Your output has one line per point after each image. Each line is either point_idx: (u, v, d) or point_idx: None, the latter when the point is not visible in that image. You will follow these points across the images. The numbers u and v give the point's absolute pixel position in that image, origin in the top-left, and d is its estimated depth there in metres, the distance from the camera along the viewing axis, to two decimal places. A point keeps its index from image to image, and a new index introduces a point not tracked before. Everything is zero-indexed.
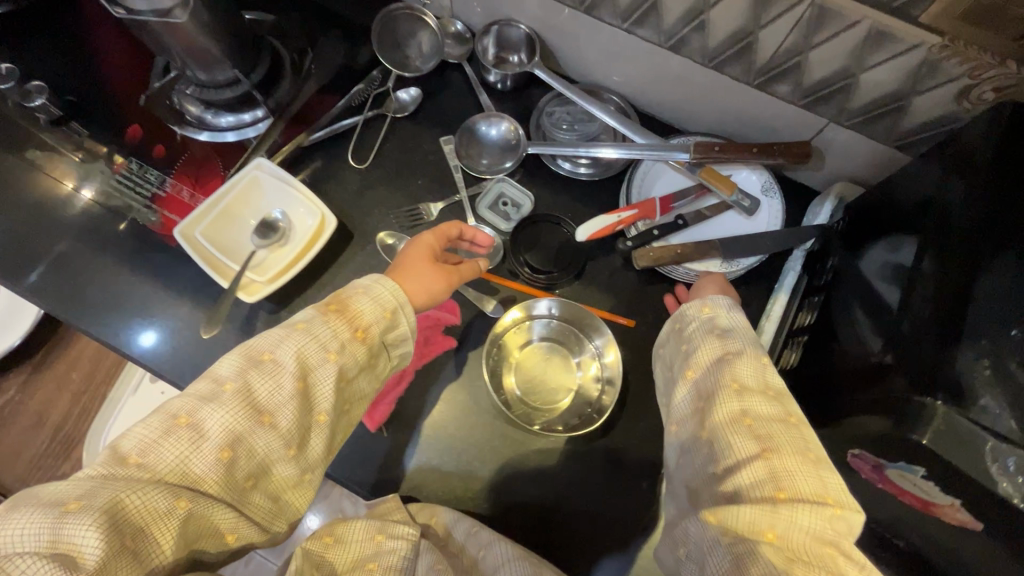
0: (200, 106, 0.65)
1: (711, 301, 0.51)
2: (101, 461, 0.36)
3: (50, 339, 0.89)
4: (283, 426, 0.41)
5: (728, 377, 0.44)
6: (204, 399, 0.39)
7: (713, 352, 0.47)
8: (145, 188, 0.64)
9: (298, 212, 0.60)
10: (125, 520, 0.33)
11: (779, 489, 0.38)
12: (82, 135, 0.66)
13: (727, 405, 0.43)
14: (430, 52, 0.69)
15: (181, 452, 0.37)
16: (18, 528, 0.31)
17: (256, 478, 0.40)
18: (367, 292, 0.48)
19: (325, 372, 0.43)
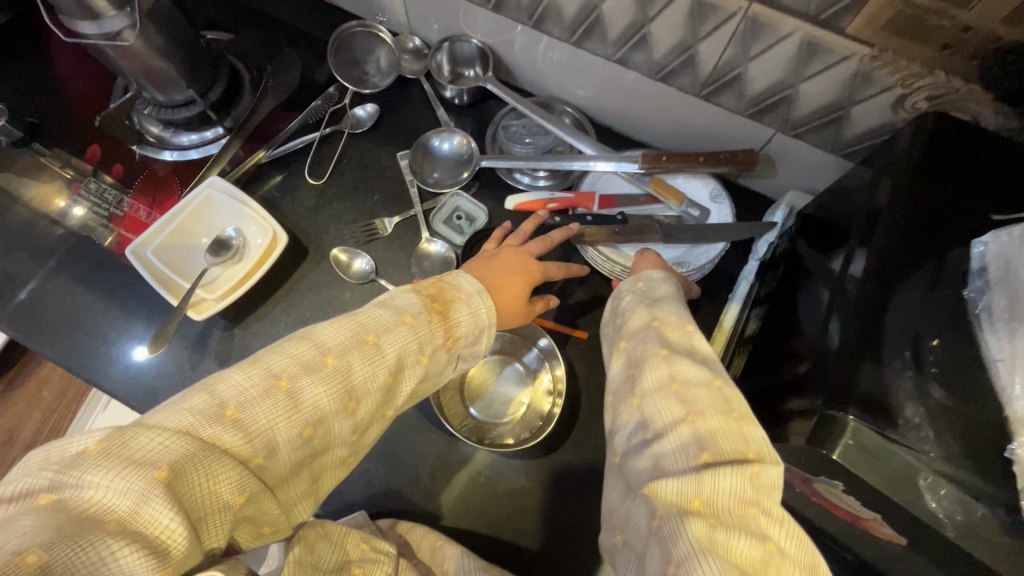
0: (161, 126, 0.66)
1: (644, 275, 0.49)
2: (196, 410, 0.32)
3: (21, 358, 0.89)
4: (360, 415, 0.38)
5: (659, 345, 0.42)
6: (306, 367, 0.35)
7: (643, 317, 0.45)
8: (104, 207, 0.65)
9: (253, 225, 0.61)
10: (193, 501, 0.29)
11: (701, 451, 0.36)
12: (44, 155, 0.67)
13: (657, 371, 0.40)
14: (388, 68, 0.70)
15: (271, 418, 0.33)
16: (104, 480, 0.27)
17: (314, 458, 0.37)
18: (468, 300, 0.44)
19: (414, 372, 0.40)
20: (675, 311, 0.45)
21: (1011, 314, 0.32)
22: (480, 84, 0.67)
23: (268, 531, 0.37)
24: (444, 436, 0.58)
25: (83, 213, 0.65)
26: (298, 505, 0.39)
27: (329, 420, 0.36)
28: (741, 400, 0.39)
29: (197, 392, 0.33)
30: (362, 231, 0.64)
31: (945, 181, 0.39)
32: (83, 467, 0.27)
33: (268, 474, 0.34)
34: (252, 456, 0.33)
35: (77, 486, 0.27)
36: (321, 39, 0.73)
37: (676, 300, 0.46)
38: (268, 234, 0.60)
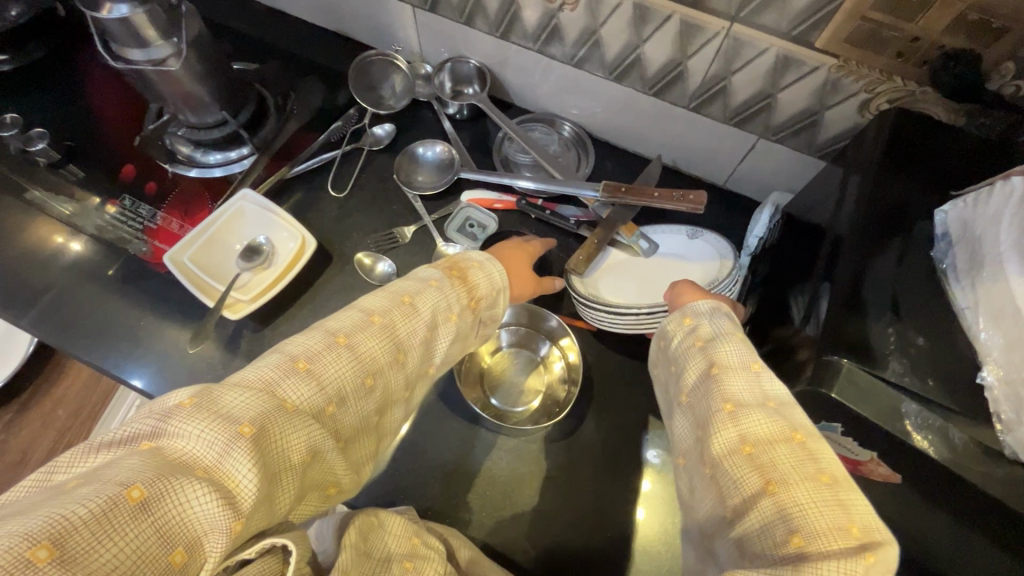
0: (189, 146, 0.70)
1: (691, 310, 0.46)
2: (274, 363, 0.37)
3: (36, 378, 0.90)
4: (411, 365, 0.43)
5: (718, 400, 0.39)
6: (358, 326, 0.41)
7: (698, 367, 0.42)
8: (137, 222, 0.68)
9: (279, 230, 0.65)
10: (269, 455, 0.33)
11: (792, 531, 0.32)
12: (76, 175, 0.71)
13: (724, 435, 0.37)
14: (402, 92, 0.76)
15: (340, 367, 0.38)
16: (196, 430, 0.31)
17: (380, 414, 0.43)
18: (482, 267, 0.52)
19: (446, 330, 0.46)
20: (736, 350, 0.41)
21: (969, 269, 0.38)
22: (475, 101, 0.74)
23: (333, 492, 0.42)
24: (468, 426, 0.61)
25: (82, 246, 0.67)
26: (361, 468, 0.44)
27: (385, 375, 0.41)
28: (830, 458, 0.34)
29: (273, 351, 0.38)
30: (383, 239, 0.69)
31: (908, 166, 0.45)
32: (178, 418, 0.31)
33: (337, 425, 0.39)
34: (324, 406, 0.37)
35: (174, 431, 0.31)
36: (339, 67, 0.79)
37: (733, 338, 0.42)
38: (296, 239, 0.64)
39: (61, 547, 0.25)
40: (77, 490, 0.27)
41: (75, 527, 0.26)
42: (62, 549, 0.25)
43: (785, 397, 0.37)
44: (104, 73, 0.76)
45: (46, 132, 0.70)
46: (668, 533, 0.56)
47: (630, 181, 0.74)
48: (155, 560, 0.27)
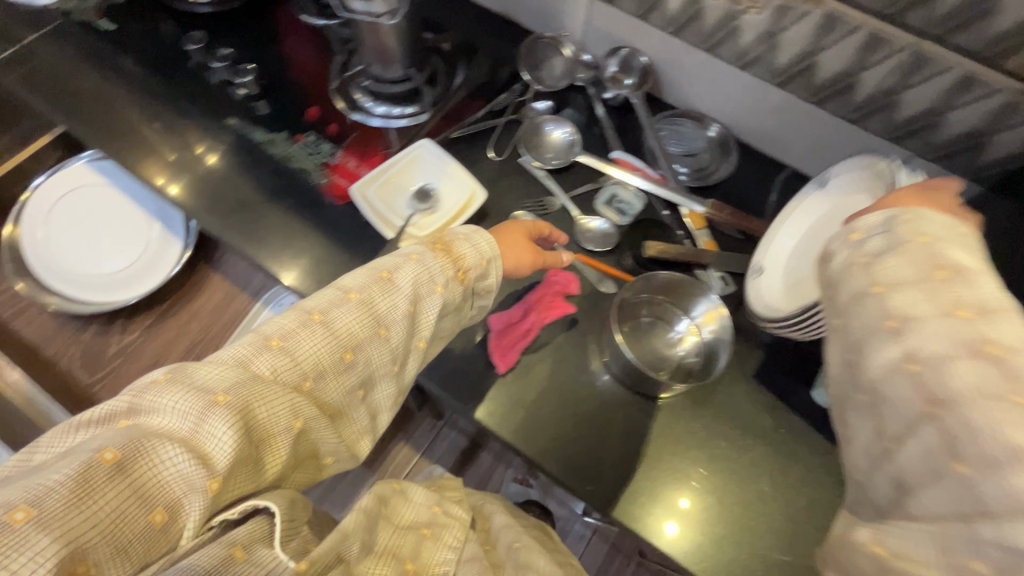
0: (369, 98, 0.78)
1: (861, 228, 0.43)
2: (249, 343, 0.43)
3: (179, 291, 0.98)
4: (394, 339, 0.49)
5: (878, 313, 0.38)
6: (334, 303, 0.47)
7: (852, 288, 0.40)
8: (320, 156, 0.75)
9: (445, 179, 0.71)
10: (253, 423, 0.39)
11: (955, 458, 0.33)
12: (266, 108, 0.79)
13: (887, 351, 0.37)
14: (561, 74, 0.82)
15: (314, 341, 0.44)
16: (170, 402, 0.37)
17: (365, 386, 0.49)
18: (467, 239, 0.56)
19: (432, 302, 0.52)
20: (910, 260, 0.38)
21: None
22: (628, 94, 0.79)
23: (325, 462, 0.48)
24: (605, 384, 0.64)
25: (215, 187, 0.74)
26: (352, 446, 0.50)
27: (362, 352, 0.47)
28: None
29: (250, 333, 0.44)
30: (535, 203, 0.74)
31: None
32: (154, 395, 0.37)
33: (318, 398, 0.45)
34: (302, 380, 0.43)
35: (149, 407, 0.37)
36: (505, 44, 0.85)
37: (902, 249, 0.39)
38: (465, 190, 0.71)
39: (39, 507, 0.30)
40: (54, 468, 0.32)
41: (55, 490, 0.31)
42: (40, 510, 0.30)
43: (987, 303, 0.35)
44: (295, 24, 0.84)
45: (253, 70, 0.80)
46: (711, 546, 0.58)
47: (769, 184, 0.78)
48: (138, 518, 0.33)
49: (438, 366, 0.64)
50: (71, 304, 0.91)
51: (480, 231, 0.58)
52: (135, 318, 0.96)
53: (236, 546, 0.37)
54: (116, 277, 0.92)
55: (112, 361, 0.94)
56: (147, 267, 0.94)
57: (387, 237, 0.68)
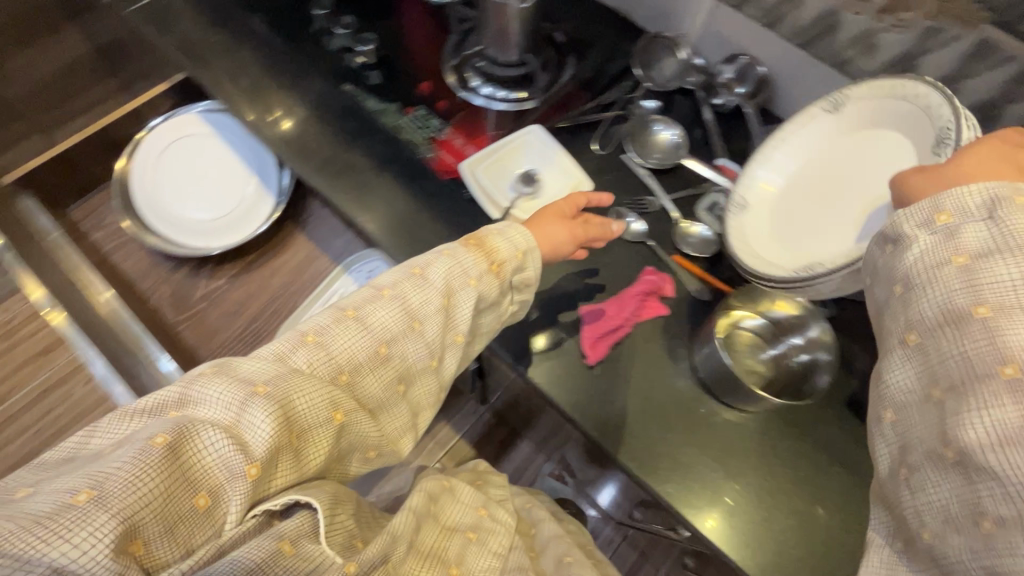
0: (480, 79, 0.79)
1: (952, 204, 0.38)
2: (287, 339, 0.46)
3: (265, 245, 1.02)
4: (428, 334, 0.51)
5: (994, 348, 0.35)
6: (365, 302, 0.50)
7: (955, 298, 0.37)
8: (428, 130, 0.77)
9: (550, 168, 0.72)
10: (294, 415, 0.42)
11: None
12: (381, 78, 0.80)
13: (1006, 411, 0.33)
14: (672, 76, 0.81)
15: (349, 335, 0.48)
16: (215, 395, 0.40)
17: (404, 383, 0.51)
18: (501, 233, 0.58)
19: (466, 295, 0.54)
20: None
21: None
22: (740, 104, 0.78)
23: (370, 454, 0.50)
24: (692, 391, 0.64)
25: (327, 150, 0.77)
26: (395, 440, 0.53)
27: (397, 346, 0.50)
28: None
29: (290, 331, 0.47)
30: (633, 199, 0.74)
31: None
32: (201, 387, 0.40)
33: (356, 391, 0.48)
34: (339, 373, 0.46)
35: (196, 398, 0.40)
36: (618, 39, 0.85)
37: (1016, 254, 0.35)
38: (569, 182, 0.71)
39: (98, 490, 0.33)
40: (110, 457, 0.35)
41: (111, 475, 0.34)
42: (99, 491, 0.33)
43: None
44: None
45: (371, 40, 0.82)
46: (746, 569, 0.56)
47: None
48: (184, 501, 0.36)
49: (527, 349, 0.65)
50: (174, 247, 0.95)
51: (512, 226, 0.60)
52: (222, 266, 1.00)
53: (284, 540, 0.39)
54: (217, 224, 0.98)
55: (197, 303, 0.98)
56: (242, 219, 0.98)
57: (493, 216, 0.70)
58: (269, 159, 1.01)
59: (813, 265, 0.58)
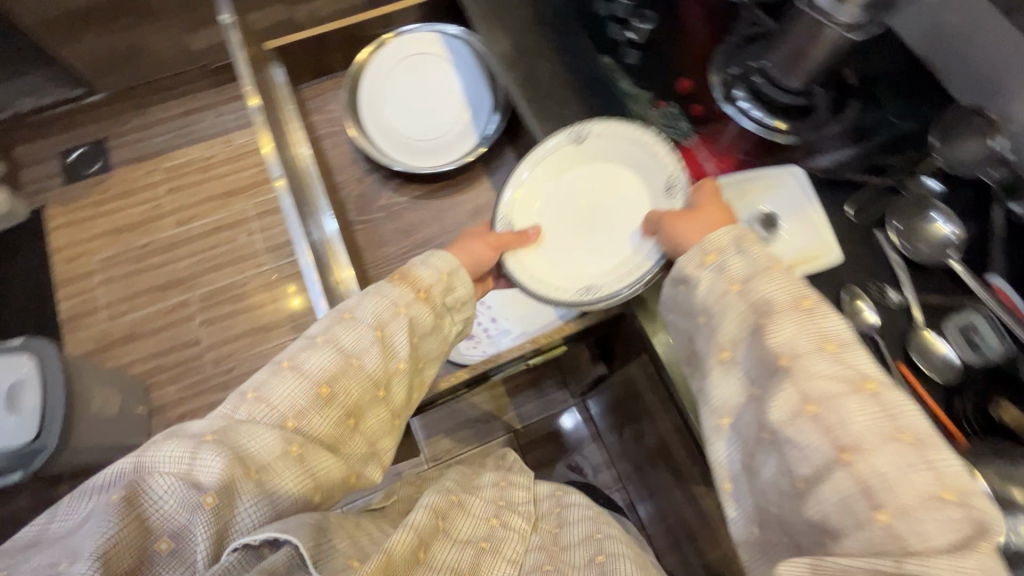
0: (746, 94, 0.71)
1: (713, 248, 0.58)
2: (230, 401, 0.52)
3: (453, 179, 1.04)
4: (370, 366, 0.56)
5: (776, 350, 0.51)
6: (301, 352, 0.55)
7: (748, 318, 0.54)
8: (675, 132, 0.73)
9: (798, 214, 0.65)
10: (241, 447, 0.47)
11: (879, 509, 0.43)
12: (641, 63, 0.76)
13: (788, 399, 0.49)
14: (970, 159, 0.62)
15: (288, 384, 0.53)
16: (164, 454, 0.46)
17: (355, 416, 0.55)
18: (424, 263, 0.65)
19: (398, 325, 0.59)
20: (783, 291, 0.54)
21: None
22: None
23: (353, 479, 0.54)
24: None
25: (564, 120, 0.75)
26: (372, 458, 0.57)
27: (339, 384, 0.54)
28: (900, 403, 0.47)
29: (233, 393, 0.53)
30: (875, 286, 0.64)
31: None
32: (150, 451, 0.47)
33: (310, 431, 0.52)
34: (286, 419, 0.51)
35: (148, 462, 0.46)
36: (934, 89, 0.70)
37: (764, 275, 0.55)
38: (814, 237, 0.64)
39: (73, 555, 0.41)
40: (80, 531, 0.43)
41: (83, 540, 0.42)
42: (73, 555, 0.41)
43: (845, 339, 0.51)
44: None
45: (646, 19, 0.77)
46: None
47: None
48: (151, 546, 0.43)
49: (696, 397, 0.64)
50: (377, 154, 0.99)
51: (431, 254, 0.67)
52: (409, 185, 1.04)
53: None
54: (419, 147, 1.01)
55: (376, 212, 1.03)
56: (445, 148, 1.02)
57: None
58: (487, 101, 1.02)
59: (590, 287, 0.69)
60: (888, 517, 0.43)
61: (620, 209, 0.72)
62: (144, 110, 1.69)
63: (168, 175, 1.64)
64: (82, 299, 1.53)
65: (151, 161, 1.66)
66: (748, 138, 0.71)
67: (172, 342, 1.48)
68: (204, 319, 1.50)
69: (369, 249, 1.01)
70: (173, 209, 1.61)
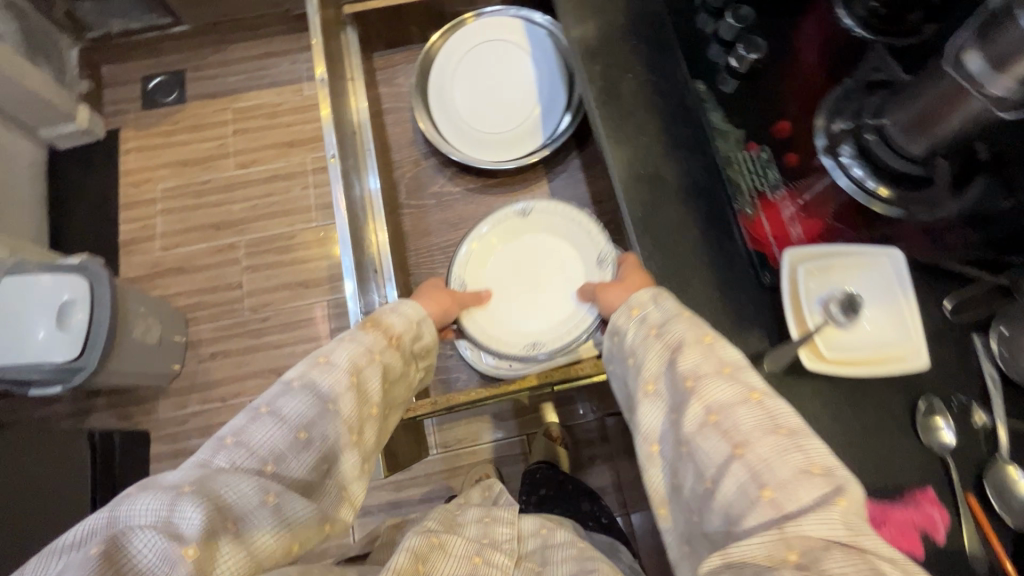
0: (853, 149, 0.62)
1: (637, 304, 0.60)
2: (208, 448, 0.52)
3: (511, 177, 1.00)
4: (346, 413, 0.57)
5: (682, 373, 0.54)
6: (278, 397, 0.56)
7: (664, 353, 0.57)
8: (761, 181, 0.64)
9: (879, 304, 0.56)
10: (220, 498, 0.48)
11: (763, 488, 0.46)
12: (736, 96, 0.67)
13: (694, 411, 0.52)
14: None
15: (266, 429, 0.53)
16: (142, 505, 0.46)
17: (330, 461, 0.56)
18: (394, 311, 0.68)
19: (371, 373, 0.61)
20: (683, 322, 0.58)
21: None
22: None
23: (328, 528, 0.55)
24: None
25: (637, 146, 0.68)
26: (344, 505, 0.57)
27: (316, 428, 0.55)
28: (783, 409, 0.50)
29: (209, 441, 0.53)
30: (964, 401, 0.56)
31: None
32: (128, 503, 0.46)
33: (285, 479, 0.53)
34: (263, 465, 0.52)
35: (125, 514, 0.46)
36: None
37: (679, 315, 0.58)
38: (896, 337, 0.55)
39: None
40: None
41: None
42: None
43: (735, 359, 0.54)
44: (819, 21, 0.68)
45: (752, 43, 0.66)
46: None
47: None
48: None
49: None
50: (437, 139, 0.95)
51: (403, 302, 0.72)
52: (465, 176, 1.00)
53: None
54: (480, 138, 0.96)
55: (427, 199, 1.00)
56: (508, 144, 0.96)
57: (791, 334, 0.56)
58: (560, 101, 0.96)
59: (535, 343, 0.82)
60: (772, 495, 0.46)
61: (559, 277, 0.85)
62: (225, 48, 1.71)
63: (237, 116, 1.66)
64: (142, 225, 1.58)
65: (223, 99, 1.68)
66: (845, 203, 0.62)
67: (216, 282, 1.52)
68: (249, 265, 1.53)
69: (413, 235, 0.99)
70: (236, 151, 1.63)
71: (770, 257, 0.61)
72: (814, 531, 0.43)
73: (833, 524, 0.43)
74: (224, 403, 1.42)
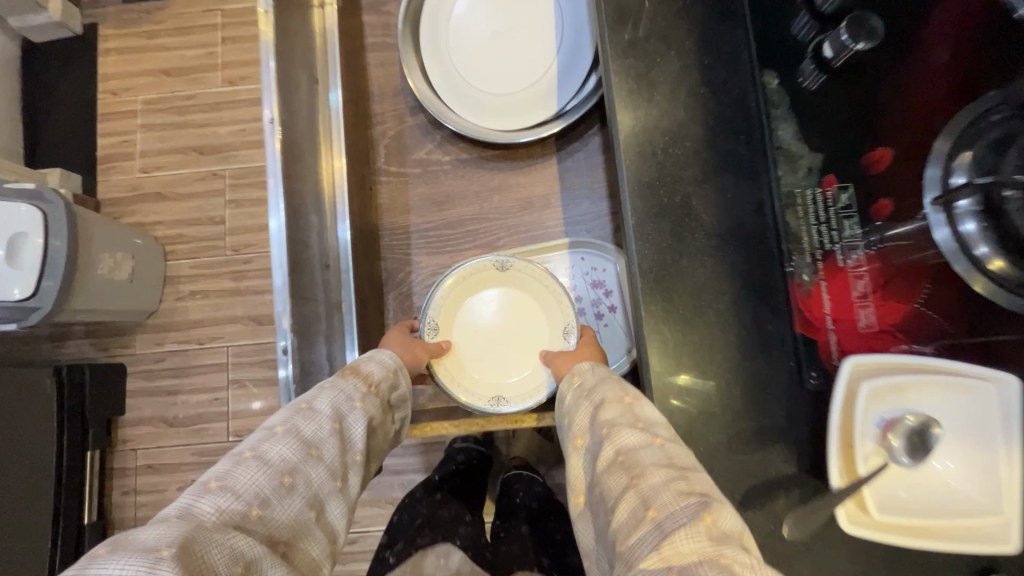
0: (975, 202, 0.41)
1: (579, 373, 0.56)
2: (188, 496, 0.42)
3: (514, 150, 0.81)
4: (327, 460, 0.50)
5: (603, 423, 0.47)
6: (264, 440, 0.48)
7: (588, 409, 0.50)
8: (831, 235, 0.45)
9: (959, 447, 0.40)
10: (199, 563, 0.37)
11: (648, 508, 0.39)
12: (820, 104, 0.47)
13: (605, 453, 0.44)
14: None
15: (253, 474, 0.45)
16: (118, 566, 0.35)
17: (314, 512, 0.48)
18: (374, 360, 0.61)
19: (354, 419, 0.54)
20: (609, 380, 0.52)
21: None
22: None
23: None
24: None
25: (667, 159, 0.50)
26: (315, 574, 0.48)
27: (301, 473, 0.47)
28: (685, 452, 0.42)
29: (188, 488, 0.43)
30: None
31: None
32: (103, 560, 0.35)
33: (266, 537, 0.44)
34: (248, 511, 0.43)
35: None
36: None
37: (609, 377, 0.52)
38: (967, 496, 0.39)
39: None
40: None
41: None
42: None
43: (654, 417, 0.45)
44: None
45: (862, 21, 0.44)
46: None
47: None
48: None
49: None
50: (427, 96, 0.76)
51: (382, 352, 0.64)
52: (459, 143, 0.82)
53: None
54: (478, 97, 0.76)
55: (410, 166, 0.82)
56: (513, 110, 0.76)
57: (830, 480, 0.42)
58: (585, 57, 0.74)
59: (501, 399, 0.71)
60: (657, 514, 0.38)
61: (530, 337, 0.72)
62: None
63: None
64: (122, 140, 1.37)
65: None
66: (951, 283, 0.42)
67: (198, 215, 1.34)
68: (232, 199, 1.34)
69: (389, 210, 0.82)
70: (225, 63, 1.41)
71: (821, 348, 0.44)
72: (685, 546, 0.35)
73: (701, 540, 0.35)
74: (202, 345, 1.30)
